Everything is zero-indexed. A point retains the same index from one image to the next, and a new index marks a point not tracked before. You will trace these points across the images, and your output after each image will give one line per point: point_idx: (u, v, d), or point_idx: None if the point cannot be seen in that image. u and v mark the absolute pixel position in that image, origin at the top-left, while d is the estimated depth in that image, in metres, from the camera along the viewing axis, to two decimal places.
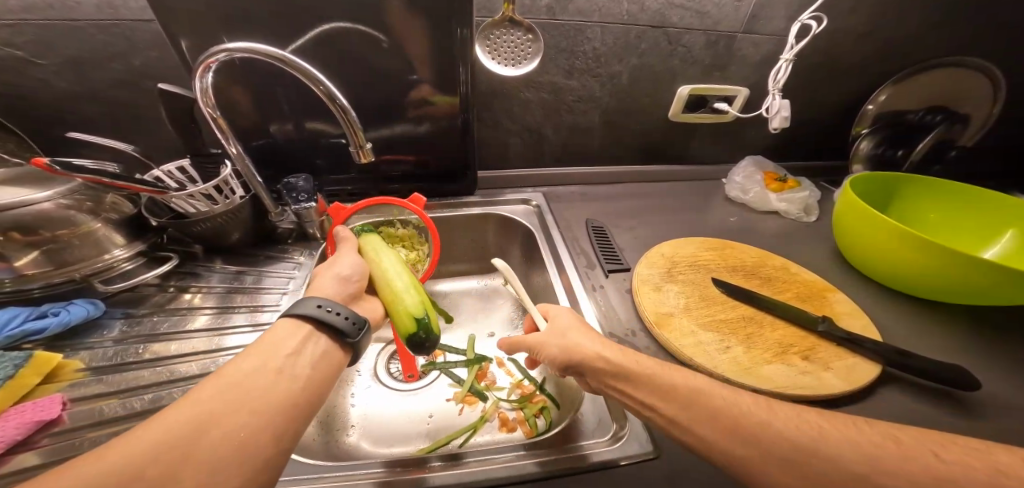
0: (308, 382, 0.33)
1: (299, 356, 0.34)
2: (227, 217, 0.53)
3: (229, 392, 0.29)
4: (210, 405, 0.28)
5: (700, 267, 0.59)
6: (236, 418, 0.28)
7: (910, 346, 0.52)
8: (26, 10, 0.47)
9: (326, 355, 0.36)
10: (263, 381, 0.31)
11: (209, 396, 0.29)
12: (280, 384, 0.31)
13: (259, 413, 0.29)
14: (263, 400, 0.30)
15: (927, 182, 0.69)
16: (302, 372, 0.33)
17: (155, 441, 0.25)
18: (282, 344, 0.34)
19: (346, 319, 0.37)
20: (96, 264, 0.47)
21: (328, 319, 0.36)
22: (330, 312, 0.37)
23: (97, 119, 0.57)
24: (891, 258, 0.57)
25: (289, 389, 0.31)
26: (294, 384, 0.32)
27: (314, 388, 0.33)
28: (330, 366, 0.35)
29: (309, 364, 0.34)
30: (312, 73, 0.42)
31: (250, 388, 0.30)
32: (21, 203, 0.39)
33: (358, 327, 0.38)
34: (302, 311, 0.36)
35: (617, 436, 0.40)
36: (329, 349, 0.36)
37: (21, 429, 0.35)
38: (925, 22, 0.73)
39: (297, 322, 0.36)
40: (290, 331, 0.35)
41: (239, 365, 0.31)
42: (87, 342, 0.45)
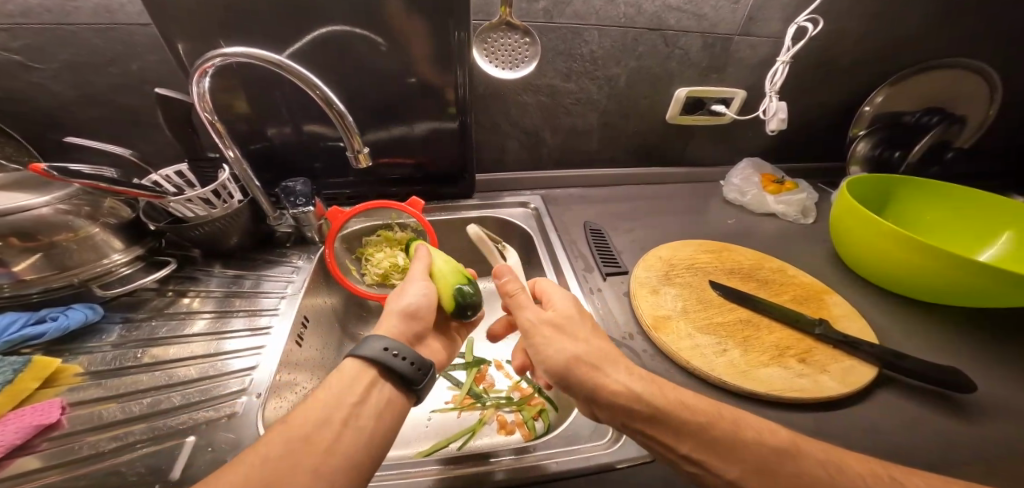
0: (369, 435, 0.33)
1: (363, 405, 0.34)
2: (225, 221, 0.53)
3: (295, 449, 0.30)
4: (280, 458, 0.29)
5: (697, 269, 0.60)
6: (300, 479, 0.29)
7: (906, 348, 0.52)
8: (22, 14, 0.47)
9: (389, 405, 0.35)
10: (327, 436, 0.31)
11: (278, 452, 0.29)
12: (343, 437, 0.32)
13: (324, 469, 0.30)
14: (326, 458, 0.30)
15: (924, 183, 0.69)
16: (366, 422, 0.33)
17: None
18: (346, 393, 0.34)
19: (410, 363, 0.37)
20: (95, 268, 0.47)
21: (394, 364, 0.36)
22: (396, 357, 0.36)
23: (94, 123, 0.57)
24: (888, 261, 0.57)
25: (351, 443, 0.32)
26: (358, 435, 0.32)
27: (377, 439, 0.33)
28: (393, 413, 0.35)
29: (373, 414, 0.34)
30: (309, 78, 0.42)
31: (316, 444, 0.31)
32: (20, 209, 0.39)
33: (422, 372, 0.37)
34: (369, 354, 0.36)
35: (615, 439, 0.40)
36: (392, 396, 0.36)
37: (21, 434, 0.35)
38: (921, 25, 0.74)
39: (363, 365, 0.36)
40: (354, 377, 0.35)
41: (307, 414, 0.32)
42: (86, 346, 0.45)
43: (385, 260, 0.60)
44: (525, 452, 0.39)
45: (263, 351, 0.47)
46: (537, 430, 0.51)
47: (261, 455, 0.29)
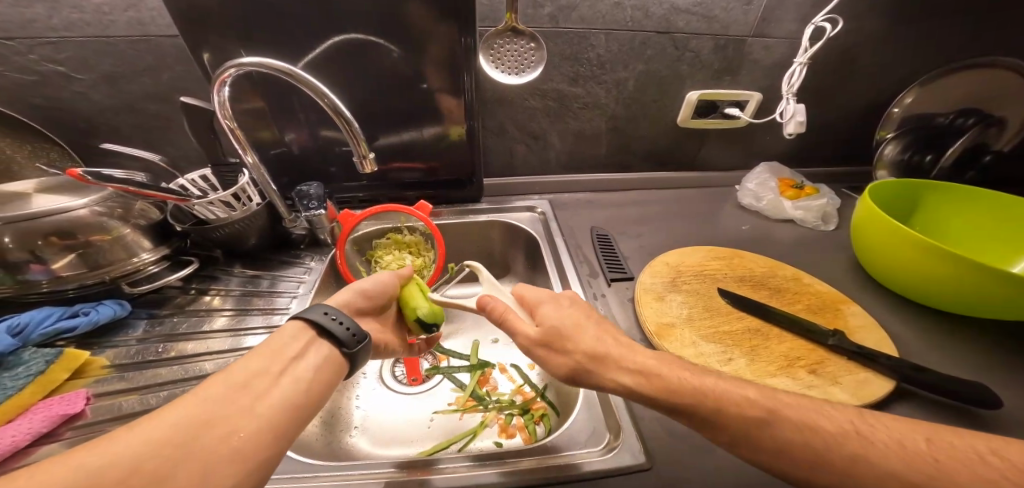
0: (307, 384, 0.34)
1: (301, 360, 0.36)
2: (244, 223, 0.56)
3: (229, 394, 0.30)
4: (208, 406, 0.29)
5: (706, 276, 0.58)
6: (234, 422, 0.29)
7: (935, 362, 0.49)
8: (67, 28, 0.52)
9: (326, 361, 0.37)
10: (262, 384, 0.32)
11: (215, 394, 0.30)
12: (280, 384, 0.33)
13: (256, 415, 0.30)
14: (258, 405, 0.31)
15: (955, 188, 0.65)
16: (303, 375, 0.35)
17: (162, 432, 0.26)
18: (284, 348, 0.36)
19: (347, 330, 0.39)
20: (125, 267, 0.50)
21: (333, 328, 0.38)
22: (335, 320, 0.39)
23: (128, 129, 0.62)
24: (913, 271, 0.54)
25: (288, 392, 0.33)
26: (294, 386, 0.33)
27: (316, 390, 0.35)
28: (329, 369, 0.37)
29: (310, 368, 0.36)
30: (317, 86, 0.44)
31: (253, 391, 0.32)
32: (59, 210, 0.43)
33: (358, 339, 0.39)
34: (309, 316, 0.38)
35: (611, 446, 0.40)
36: (331, 355, 0.38)
37: (46, 423, 0.38)
38: (949, 20, 0.70)
39: (303, 327, 0.38)
40: (293, 334, 0.37)
41: (245, 364, 0.33)
42: (113, 340, 0.48)
43: (393, 262, 0.62)
44: (520, 457, 0.39)
45: None
46: (538, 434, 0.52)
47: (196, 398, 0.29)
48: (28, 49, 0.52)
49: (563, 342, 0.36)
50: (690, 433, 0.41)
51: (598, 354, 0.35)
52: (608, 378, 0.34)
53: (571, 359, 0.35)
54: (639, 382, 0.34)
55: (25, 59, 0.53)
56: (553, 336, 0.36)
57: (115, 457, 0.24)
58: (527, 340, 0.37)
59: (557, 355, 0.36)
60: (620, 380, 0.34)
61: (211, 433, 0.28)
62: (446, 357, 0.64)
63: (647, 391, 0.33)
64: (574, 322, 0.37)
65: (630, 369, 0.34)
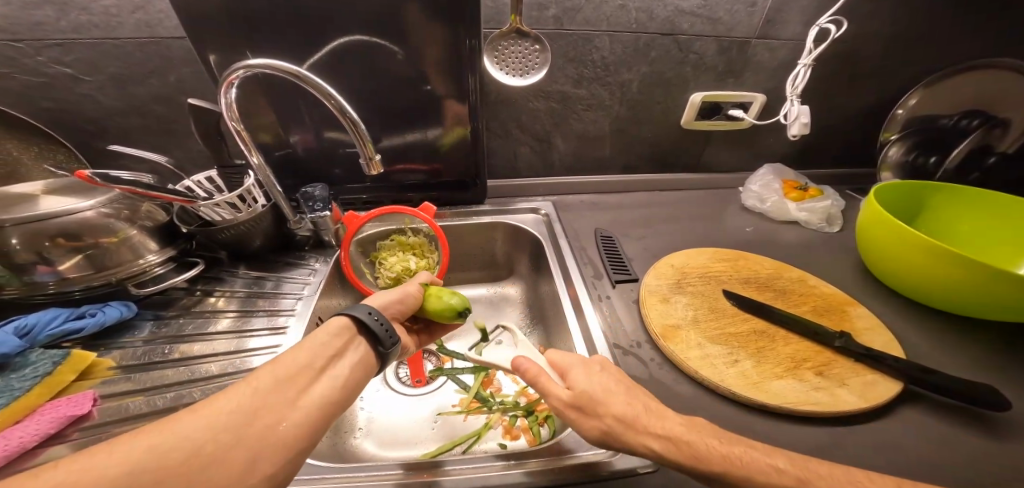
0: (345, 381, 0.35)
1: (341, 357, 0.36)
2: (249, 224, 0.56)
3: (279, 384, 0.31)
4: (259, 395, 0.30)
5: (711, 278, 0.58)
6: (279, 412, 0.29)
7: (942, 365, 0.49)
8: (75, 30, 0.52)
9: (361, 360, 0.37)
10: (308, 376, 0.33)
11: (265, 384, 0.31)
12: (323, 379, 0.33)
13: (301, 407, 0.31)
14: (303, 398, 0.31)
15: (959, 190, 0.64)
16: (342, 371, 0.35)
17: (217, 420, 0.27)
18: (327, 343, 0.36)
19: (385, 329, 0.40)
20: (131, 268, 0.50)
21: (374, 327, 0.39)
22: (376, 320, 0.40)
23: (135, 131, 0.62)
24: (916, 272, 0.54)
25: (328, 387, 0.33)
26: (334, 381, 0.34)
27: (352, 387, 0.35)
28: (364, 370, 0.37)
29: (348, 365, 0.36)
30: (325, 89, 0.44)
31: (300, 384, 0.32)
32: (65, 211, 0.44)
33: (392, 339, 0.40)
34: (354, 313, 0.40)
35: (617, 448, 0.40)
36: (367, 354, 0.39)
37: (54, 424, 0.38)
38: (953, 22, 0.70)
39: (348, 323, 0.39)
40: (338, 329, 0.38)
41: (293, 355, 0.33)
42: (119, 341, 0.48)
43: (398, 264, 0.62)
44: (526, 458, 0.39)
45: (279, 350, 0.49)
46: (543, 436, 0.52)
47: (248, 386, 0.30)
48: (36, 51, 0.52)
49: (594, 405, 0.35)
50: None
51: (631, 419, 0.34)
52: (637, 444, 0.33)
53: (604, 423, 0.34)
54: (668, 449, 0.32)
55: (33, 60, 0.53)
56: (587, 403, 0.35)
57: (176, 439, 0.25)
58: (560, 401, 0.37)
59: (588, 418, 0.35)
60: (649, 445, 0.33)
61: (261, 422, 0.28)
62: (450, 358, 0.64)
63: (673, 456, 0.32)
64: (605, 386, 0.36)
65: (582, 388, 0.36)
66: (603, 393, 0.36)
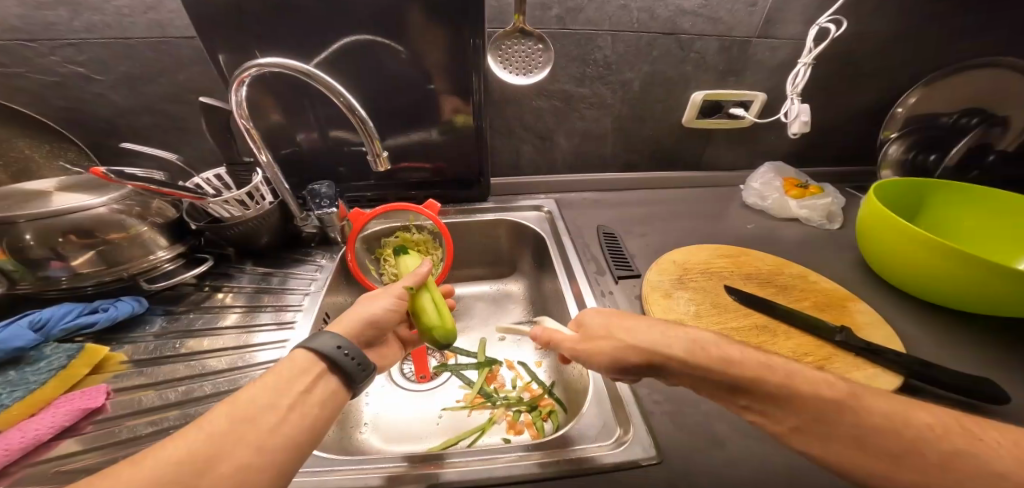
0: (315, 418, 0.32)
1: (310, 391, 0.33)
2: (257, 221, 0.57)
3: (235, 427, 0.28)
4: (211, 440, 0.27)
5: (712, 274, 0.59)
6: (237, 458, 0.27)
7: (941, 359, 0.49)
8: (88, 30, 0.53)
9: (334, 394, 0.34)
10: (270, 415, 0.30)
11: (214, 429, 0.28)
12: (284, 419, 0.30)
13: (263, 451, 0.28)
14: (267, 440, 0.29)
15: (959, 187, 0.65)
16: (311, 407, 0.32)
17: (156, 476, 0.25)
18: (292, 378, 0.33)
19: (358, 363, 0.36)
20: (142, 264, 0.51)
21: (343, 364, 0.35)
22: (345, 356, 0.35)
23: (144, 129, 0.63)
24: (917, 268, 0.55)
25: (295, 425, 0.31)
26: (303, 418, 0.31)
27: (324, 423, 0.33)
28: (334, 406, 0.34)
29: (319, 399, 0.33)
30: (335, 86, 0.45)
31: (257, 425, 0.29)
32: (79, 208, 0.44)
33: (367, 373, 0.37)
34: (318, 349, 0.35)
35: (621, 440, 0.40)
36: (339, 387, 0.35)
37: (68, 416, 0.39)
38: (953, 21, 0.71)
39: (313, 357, 0.35)
40: (303, 365, 0.34)
41: (253, 393, 0.31)
42: (130, 336, 0.49)
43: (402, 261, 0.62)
44: (532, 450, 0.40)
45: (287, 345, 0.50)
46: (546, 430, 0.52)
47: (200, 430, 0.28)
48: (49, 51, 0.53)
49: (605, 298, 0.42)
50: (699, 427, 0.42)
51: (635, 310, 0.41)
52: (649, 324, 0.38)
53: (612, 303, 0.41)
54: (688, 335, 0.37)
55: (46, 60, 0.54)
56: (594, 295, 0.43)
57: None
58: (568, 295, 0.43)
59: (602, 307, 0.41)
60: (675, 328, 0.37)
61: (212, 472, 0.26)
62: (454, 354, 0.64)
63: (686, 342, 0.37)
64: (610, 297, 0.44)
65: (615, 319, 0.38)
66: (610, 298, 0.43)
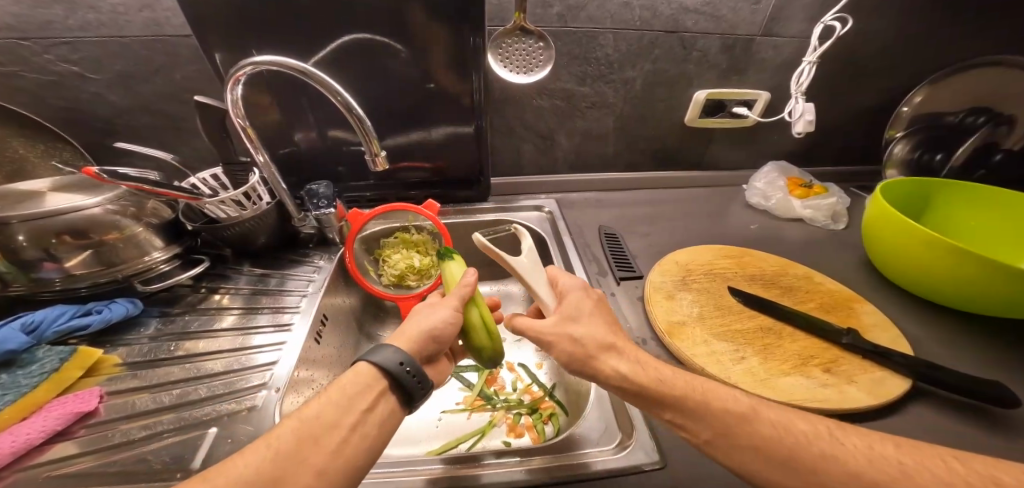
0: (374, 439, 0.32)
1: (371, 410, 0.33)
2: (254, 222, 0.56)
3: (301, 445, 0.29)
4: (278, 458, 0.28)
5: (716, 275, 0.58)
6: (299, 478, 0.28)
7: (949, 361, 0.49)
8: (83, 28, 0.52)
9: (392, 413, 0.34)
10: (333, 436, 0.30)
11: (285, 444, 0.29)
12: (345, 440, 0.31)
13: (323, 474, 0.29)
14: (328, 462, 0.29)
15: (965, 187, 0.64)
16: (370, 427, 0.32)
17: None
18: (356, 395, 0.33)
19: (416, 381, 0.35)
20: (137, 265, 0.50)
21: (404, 381, 0.34)
22: (408, 373, 0.34)
23: (141, 128, 0.62)
24: (923, 268, 0.54)
25: (355, 446, 0.31)
26: (362, 439, 0.31)
27: (381, 444, 0.32)
28: (393, 425, 0.34)
29: (380, 418, 0.33)
30: (332, 85, 0.44)
31: (320, 446, 0.30)
32: (72, 209, 0.43)
33: (425, 392, 0.36)
34: (382, 363, 0.34)
35: (623, 445, 0.39)
36: (397, 407, 0.35)
37: (61, 420, 0.38)
38: (959, 19, 0.70)
39: (375, 372, 0.34)
40: (366, 381, 0.34)
41: (318, 410, 0.31)
42: (125, 338, 0.48)
43: (402, 262, 0.62)
44: (532, 455, 0.39)
45: (284, 347, 0.49)
46: (547, 434, 0.52)
47: (269, 447, 0.29)
48: (44, 49, 0.53)
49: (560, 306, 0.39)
50: None
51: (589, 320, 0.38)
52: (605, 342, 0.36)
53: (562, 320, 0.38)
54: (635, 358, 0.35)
55: (41, 59, 0.53)
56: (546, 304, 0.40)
57: None
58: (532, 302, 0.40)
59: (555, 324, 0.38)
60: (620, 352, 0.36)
61: None
62: None
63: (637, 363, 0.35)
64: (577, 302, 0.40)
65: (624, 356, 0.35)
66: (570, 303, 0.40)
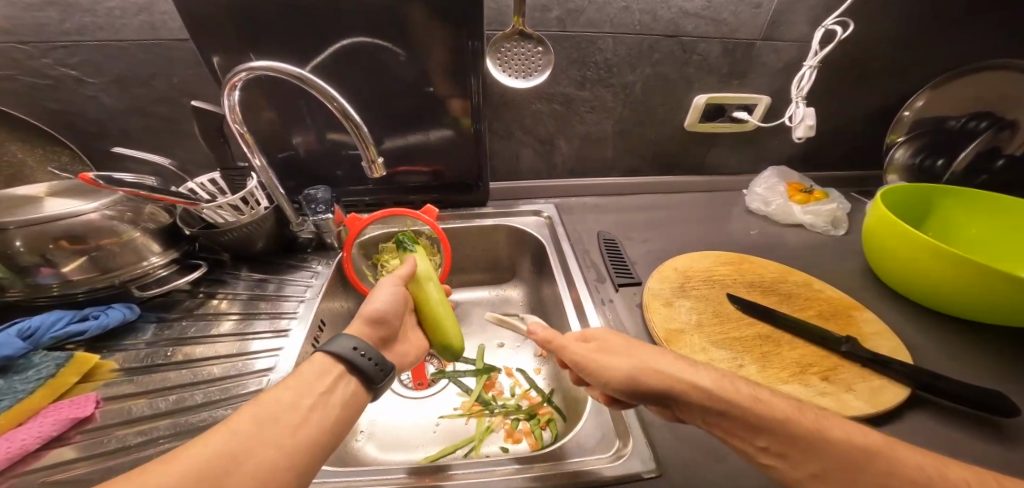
0: (335, 420, 0.34)
1: (332, 393, 0.35)
2: (252, 227, 0.56)
3: (263, 425, 0.30)
4: (241, 439, 0.29)
5: (715, 282, 0.58)
6: (263, 455, 0.29)
7: (950, 370, 0.48)
8: (80, 32, 0.52)
9: (353, 396, 0.36)
10: (296, 415, 0.32)
11: (246, 427, 0.30)
12: (308, 418, 0.32)
13: (287, 449, 0.30)
14: (292, 438, 0.31)
15: (967, 193, 0.64)
16: (331, 409, 0.34)
17: (192, 470, 0.26)
18: (314, 382, 0.35)
19: (375, 363, 0.37)
20: (135, 271, 0.50)
21: (360, 363, 0.36)
22: (362, 356, 0.37)
23: (139, 132, 0.62)
24: (923, 276, 0.53)
25: (317, 425, 0.32)
26: (324, 418, 0.33)
27: (344, 425, 0.34)
28: (355, 408, 0.36)
29: (339, 401, 0.35)
30: (328, 91, 0.44)
31: (283, 424, 0.31)
32: (70, 214, 0.44)
33: (385, 373, 0.38)
34: (338, 350, 0.37)
35: (620, 453, 0.39)
36: (358, 390, 0.37)
37: (57, 426, 0.38)
38: (961, 23, 0.70)
39: (331, 360, 0.37)
40: (323, 368, 0.36)
41: (278, 396, 0.33)
42: (122, 343, 0.48)
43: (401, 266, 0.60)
44: (528, 462, 0.39)
45: (281, 352, 0.49)
46: (545, 440, 0.51)
47: (231, 429, 0.29)
48: (41, 53, 0.53)
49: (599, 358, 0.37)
50: (700, 439, 0.41)
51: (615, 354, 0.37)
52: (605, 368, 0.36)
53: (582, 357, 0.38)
54: (631, 373, 0.35)
55: (38, 63, 0.53)
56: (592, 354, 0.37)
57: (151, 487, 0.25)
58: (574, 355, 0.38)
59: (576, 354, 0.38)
60: (614, 368, 0.35)
61: (242, 465, 0.28)
62: (451, 361, 0.63)
63: (634, 379, 0.34)
64: (627, 348, 0.37)
65: (628, 366, 0.35)
66: (617, 349, 0.37)
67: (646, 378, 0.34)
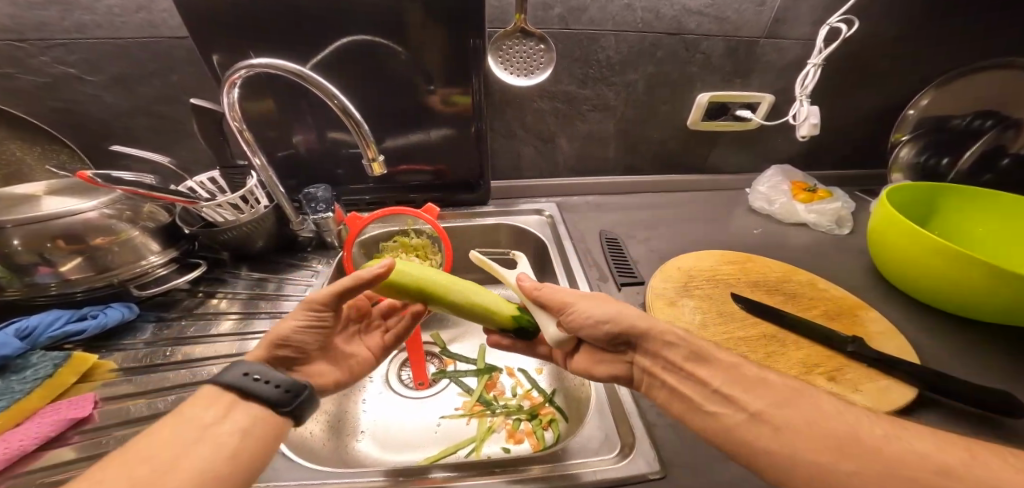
0: (235, 448, 0.29)
1: (226, 422, 0.30)
2: (251, 225, 0.56)
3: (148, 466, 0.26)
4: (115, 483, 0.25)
5: (719, 282, 0.57)
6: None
7: (958, 371, 0.48)
8: (79, 30, 0.52)
9: (255, 420, 0.31)
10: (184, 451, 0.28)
11: (117, 477, 0.25)
12: (196, 452, 0.28)
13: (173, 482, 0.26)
14: (177, 471, 0.26)
15: (974, 191, 0.63)
16: (228, 437, 0.29)
17: None
18: (205, 415, 0.30)
19: (277, 386, 0.33)
20: (134, 269, 0.49)
21: (256, 388, 0.32)
22: (258, 380, 0.32)
23: (139, 131, 0.62)
24: (930, 275, 0.53)
25: (206, 454, 0.28)
26: (218, 448, 0.29)
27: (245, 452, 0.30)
28: (261, 432, 0.31)
29: (238, 429, 0.30)
30: (328, 88, 0.43)
31: (164, 463, 0.27)
32: (68, 213, 0.44)
33: (294, 392, 0.33)
34: (227, 377, 0.32)
35: (624, 453, 0.38)
36: (268, 415, 0.32)
37: (55, 426, 0.37)
38: (966, 21, 0.69)
39: (218, 390, 0.32)
40: (209, 400, 0.31)
41: (164, 434, 0.29)
42: (121, 343, 0.48)
43: None
44: (530, 463, 0.38)
45: None
46: (547, 440, 0.51)
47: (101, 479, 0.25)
48: (40, 51, 0.52)
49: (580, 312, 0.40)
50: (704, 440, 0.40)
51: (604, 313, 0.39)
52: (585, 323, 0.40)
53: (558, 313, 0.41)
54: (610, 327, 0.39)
55: (36, 61, 0.53)
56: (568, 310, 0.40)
57: None
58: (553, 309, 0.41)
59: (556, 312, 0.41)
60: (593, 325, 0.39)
61: None
62: (453, 361, 0.63)
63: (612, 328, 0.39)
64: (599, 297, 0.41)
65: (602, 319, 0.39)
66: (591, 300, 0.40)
67: (631, 321, 0.38)
